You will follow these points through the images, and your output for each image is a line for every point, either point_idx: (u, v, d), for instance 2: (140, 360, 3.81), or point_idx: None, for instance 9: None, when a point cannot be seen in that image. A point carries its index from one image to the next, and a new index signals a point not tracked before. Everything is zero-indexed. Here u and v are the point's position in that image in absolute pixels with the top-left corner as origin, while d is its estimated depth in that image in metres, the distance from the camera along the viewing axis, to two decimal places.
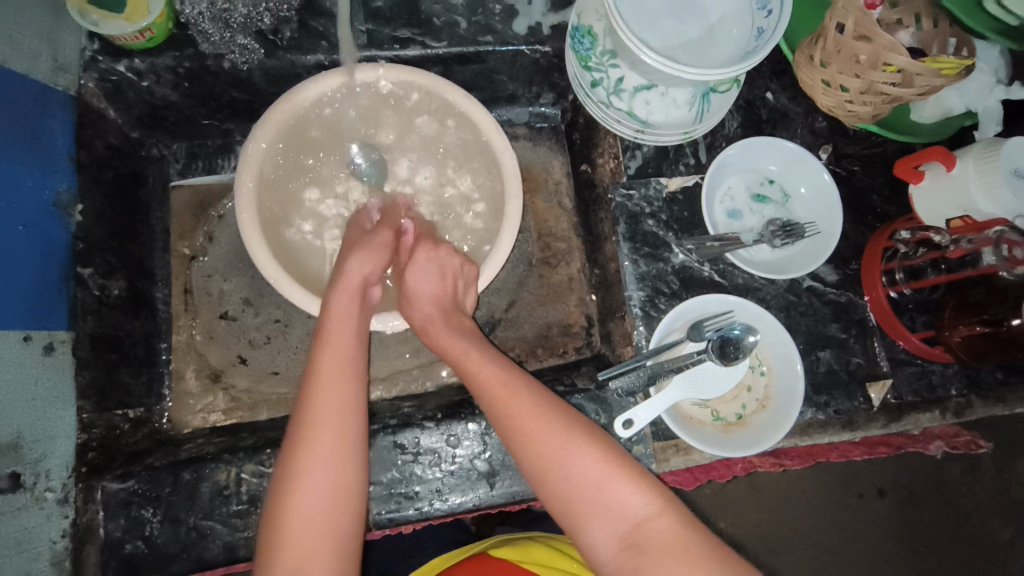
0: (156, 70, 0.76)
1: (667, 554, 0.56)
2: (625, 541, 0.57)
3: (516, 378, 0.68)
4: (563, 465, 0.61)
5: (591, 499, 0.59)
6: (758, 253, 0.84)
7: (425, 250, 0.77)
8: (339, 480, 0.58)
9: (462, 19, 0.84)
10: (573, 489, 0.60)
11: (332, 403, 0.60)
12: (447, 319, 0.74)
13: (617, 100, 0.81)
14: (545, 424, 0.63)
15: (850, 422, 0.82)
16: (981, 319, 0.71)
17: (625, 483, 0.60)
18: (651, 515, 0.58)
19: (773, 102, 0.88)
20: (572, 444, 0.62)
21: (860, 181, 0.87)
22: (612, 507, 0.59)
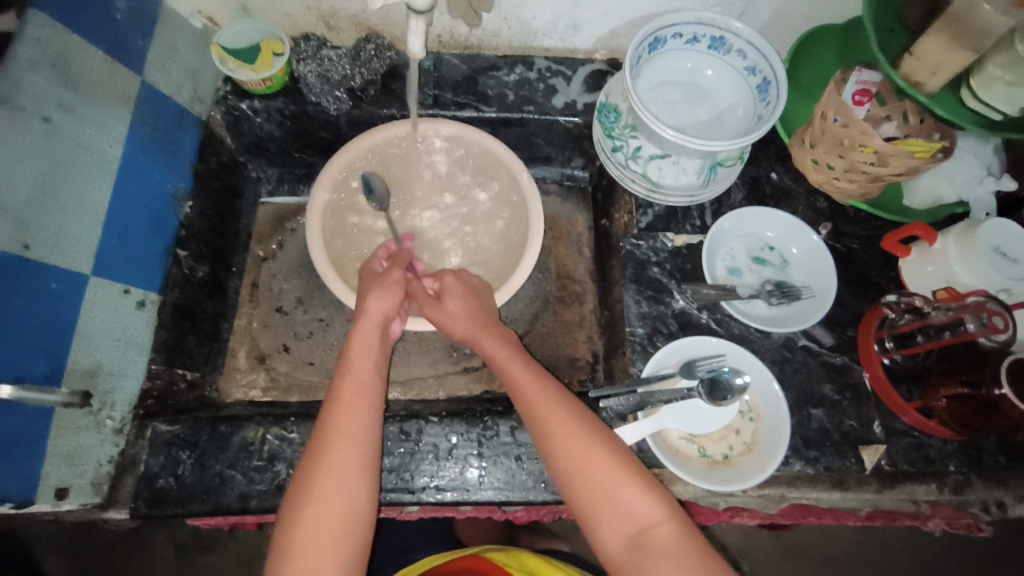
0: (268, 110, 0.98)
1: (665, 560, 0.61)
2: (626, 542, 0.64)
3: (547, 386, 0.74)
4: (582, 473, 0.67)
5: (600, 509, 0.65)
6: (754, 308, 0.91)
7: (455, 281, 0.85)
8: (347, 499, 0.65)
9: (511, 92, 1.03)
10: (587, 496, 0.66)
11: (353, 425, 0.70)
12: (492, 328, 0.82)
13: (633, 164, 0.95)
14: (565, 430, 0.69)
15: (841, 481, 0.83)
16: (962, 381, 0.79)
17: (630, 490, 0.65)
18: (652, 523, 0.64)
19: (778, 180, 0.98)
20: (586, 449, 0.68)
21: (859, 257, 0.94)
22: (616, 513, 0.65)
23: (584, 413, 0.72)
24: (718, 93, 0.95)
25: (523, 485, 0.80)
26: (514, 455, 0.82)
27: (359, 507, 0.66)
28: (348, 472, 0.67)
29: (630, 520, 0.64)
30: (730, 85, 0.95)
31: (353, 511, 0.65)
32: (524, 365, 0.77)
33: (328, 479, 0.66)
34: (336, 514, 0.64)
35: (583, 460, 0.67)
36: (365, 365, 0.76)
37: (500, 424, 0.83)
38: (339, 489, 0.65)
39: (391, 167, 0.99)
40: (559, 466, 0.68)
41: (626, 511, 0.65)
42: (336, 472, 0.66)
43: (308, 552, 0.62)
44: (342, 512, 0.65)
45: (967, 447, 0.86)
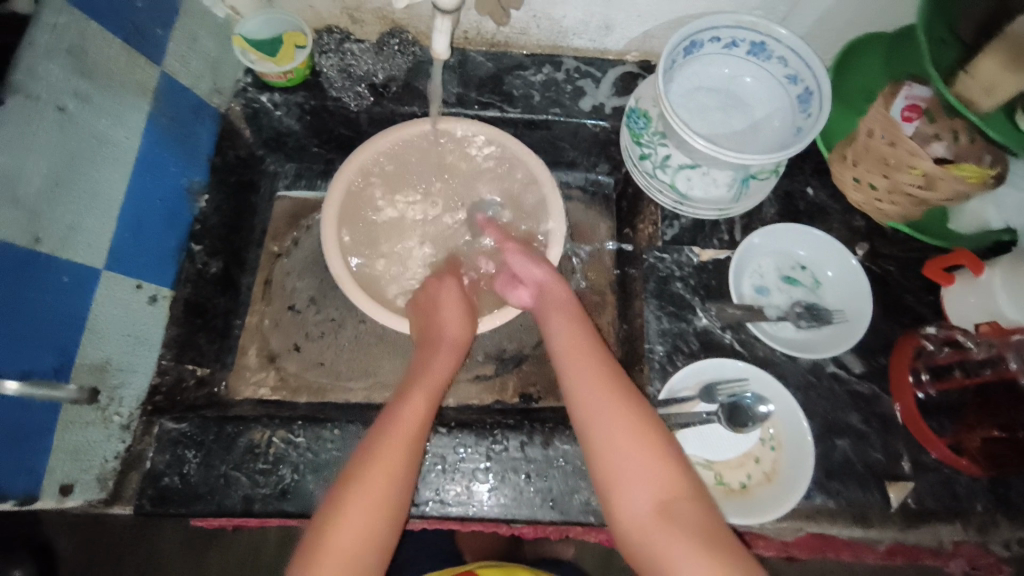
0: (288, 104, 0.96)
1: (694, 538, 0.59)
2: (653, 522, 0.61)
3: (595, 362, 0.74)
4: (618, 445, 0.66)
5: (633, 480, 0.64)
6: (781, 330, 0.87)
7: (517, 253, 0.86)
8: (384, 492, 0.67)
9: (536, 93, 1.00)
10: (619, 467, 0.65)
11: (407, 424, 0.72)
12: (552, 304, 0.82)
13: (661, 174, 0.91)
14: (606, 402, 0.69)
15: (864, 518, 0.78)
16: (998, 423, 0.76)
17: (661, 467, 0.64)
18: (682, 499, 0.62)
19: (812, 196, 0.94)
20: (623, 421, 0.67)
21: (896, 281, 0.89)
22: (641, 486, 0.63)
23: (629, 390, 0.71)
24: (755, 101, 0.91)
25: (529, 503, 0.78)
26: (522, 471, 0.80)
27: (402, 484, 0.69)
28: (390, 468, 0.69)
29: (656, 497, 0.63)
30: (768, 93, 0.90)
31: (397, 485, 0.68)
32: (586, 339, 0.77)
33: (384, 454, 0.69)
34: (378, 490, 0.67)
35: (621, 431, 0.66)
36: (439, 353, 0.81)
37: (509, 439, 0.81)
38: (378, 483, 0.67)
39: (411, 167, 0.97)
40: (596, 438, 0.68)
41: (652, 487, 0.63)
42: (394, 445, 0.70)
43: (350, 517, 0.65)
44: (392, 486, 0.68)
45: (998, 487, 0.81)
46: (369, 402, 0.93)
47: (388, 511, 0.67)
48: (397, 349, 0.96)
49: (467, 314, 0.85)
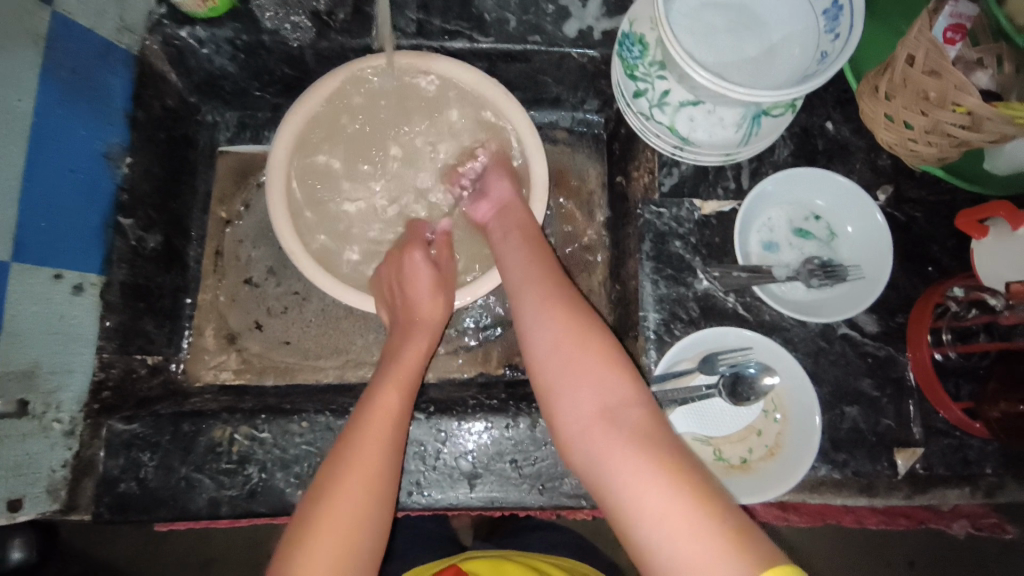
0: (216, 41, 0.80)
1: (635, 445, 0.53)
2: (593, 430, 0.55)
3: (544, 275, 0.67)
4: (561, 359, 0.59)
5: (577, 391, 0.58)
6: (791, 290, 0.78)
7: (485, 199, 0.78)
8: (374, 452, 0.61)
9: (512, 17, 0.84)
10: (563, 383, 0.59)
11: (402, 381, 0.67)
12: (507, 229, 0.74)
13: (660, 114, 0.78)
14: (549, 316, 0.62)
15: (870, 486, 0.75)
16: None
17: (606, 374, 0.58)
18: (625, 402, 0.56)
19: (833, 133, 0.82)
20: (567, 334, 0.60)
21: (921, 229, 0.81)
22: (584, 397, 0.57)
23: (577, 300, 0.64)
24: (772, 19, 0.76)
25: (517, 488, 0.73)
26: (509, 456, 0.74)
27: (391, 453, 0.62)
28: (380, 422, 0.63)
29: (603, 408, 0.56)
30: (789, 8, 0.76)
31: (389, 471, 0.61)
32: (535, 257, 0.70)
33: (371, 436, 0.61)
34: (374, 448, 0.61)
35: (563, 343, 0.60)
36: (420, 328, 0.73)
37: (493, 422, 0.75)
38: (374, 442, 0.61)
39: (369, 114, 0.83)
40: (541, 349, 0.61)
41: (598, 393, 0.57)
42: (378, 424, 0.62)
43: (338, 503, 0.56)
44: (377, 466, 0.60)
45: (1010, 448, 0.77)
46: (342, 381, 0.85)
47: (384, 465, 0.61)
48: (368, 322, 0.88)
49: (444, 289, 0.76)
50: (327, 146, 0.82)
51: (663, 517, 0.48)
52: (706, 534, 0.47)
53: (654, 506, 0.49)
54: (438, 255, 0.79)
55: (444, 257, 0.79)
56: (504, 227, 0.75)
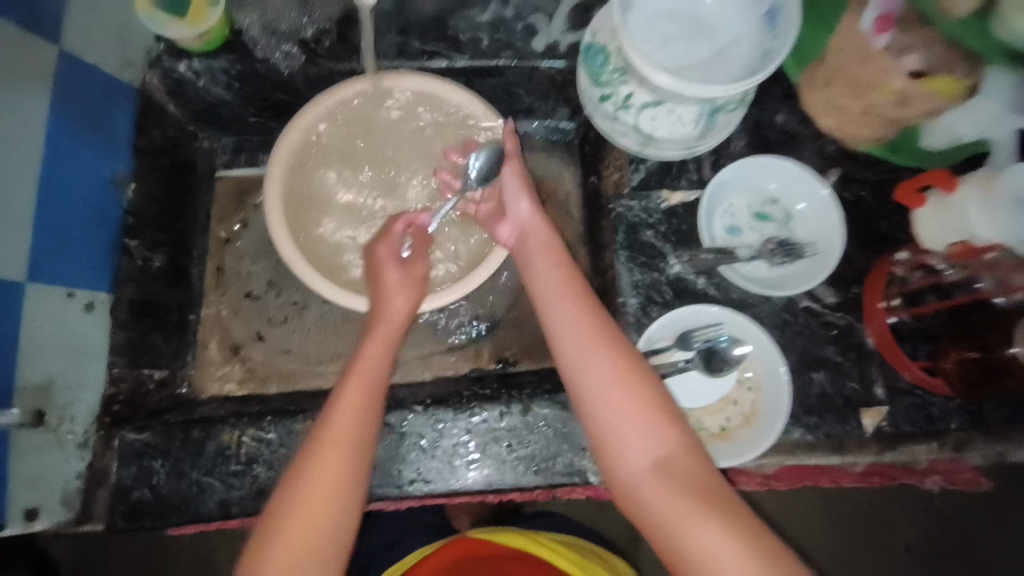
0: (211, 71, 0.86)
1: (689, 491, 0.60)
2: (648, 474, 0.62)
3: (583, 312, 0.71)
4: (613, 406, 0.65)
5: (629, 439, 0.63)
6: (755, 269, 0.85)
7: (517, 181, 0.79)
8: (331, 464, 0.64)
9: (484, 35, 0.91)
10: (618, 431, 0.64)
11: (363, 392, 0.69)
12: (536, 244, 0.77)
13: (625, 115, 0.85)
14: (595, 355, 0.67)
15: (841, 446, 0.79)
16: (973, 344, 0.74)
17: (654, 422, 0.64)
18: (673, 448, 0.63)
19: (783, 123, 0.89)
20: (612, 374, 0.66)
21: (868, 207, 0.87)
22: (637, 445, 0.63)
23: (618, 337, 0.69)
24: (719, 25, 0.84)
25: (513, 471, 0.77)
26: (504, 441, 0.78)
27: (354, 465, 0.65)
28: (335, 439, 0.65)
29: (653, 453, 0.63)
30: (733, 14, 0.84)
31: (351, 470, 0.65)
32: (567, 285, 0.73)
33: (331, 446, 0.65)
34: (333, 466, 0.64)
35: (615, 391, 0.65)
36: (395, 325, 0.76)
37: (488, 411, 0.79)
38: (333, 460, 0.64)
39: (355, 133, 0.89)
40: (592, 397, 0.66)
41: (651, 441, 0.63)
42: (334, 438, 0.65)
43: (297, 514, 0.62)
44: (336, 476, 0.64)
45: (970, 404, 0.81)
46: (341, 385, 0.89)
47: (342, 476, 0.64)
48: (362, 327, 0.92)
49: (413, 289, 0.78)
50: (320, 165, 0.88)
51: (714, 555, 0.57)
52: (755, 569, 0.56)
53: (705, 545, 0.58)
54: (412, 251, 0.81)
55: (419, 252, 0.81)
56: (523, 245, 0.78)
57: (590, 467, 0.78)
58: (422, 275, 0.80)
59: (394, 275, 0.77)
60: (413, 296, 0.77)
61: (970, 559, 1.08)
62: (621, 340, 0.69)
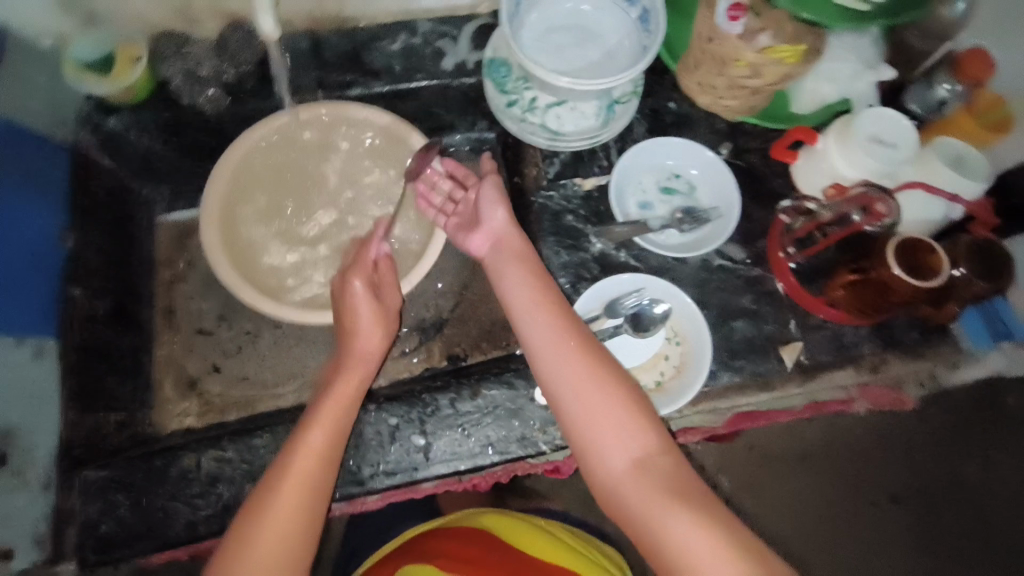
0: (141, 122, 0.92)
1: (667, 489, 0.63)
2: (629, 474, 0.64)
3: (563, 321, 0.73)
4: (592, 410, 0.67)
5: (609, 440, 0.66)
6: (669, 238, 0.93)
7: (494, 192, 0.82)
8: (296, 487, 0.68)
9: (397, 62, 1.00)
10: (599, 432, 0.66)
11: (330, 421, 0.73)
12: (514, 253, 0.79)
13: (531, 116, 0.96)
14: (570, 362, 0.70)
15: (767, 382, 0.87)
16: (854, 267, 0.84)
17: (632, 424, 0.67)
18: (650, 448, 0.66)
19: (676, 108, 1.00)
20: (587, 379, 0.69)
21: (759, 171, 0.97)
22: (617, 447, 0.66)
23: (595, 345, 0.72)
24: (604, 29, 0.95)
25: (471, 451, 0.82)
26: (458, 425, 0.83)
27: (316, 489, 0.69)
28: (300, 466, 0.69)
29: (631, 454, 0.65)
30: (614, 19, 0.94)
31: (312, 493, 0.68)
32: (544, 295, 0.76)
33: (293, 473, 0.68)
34: (295, 489, 0.68)
35: (594, 393, 0.68)
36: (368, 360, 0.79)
37: (440, 399, 0.83)
38: (295, 485, 0.68)
39: (290, 169, 0.95)
40: (572, 401, 0.69)
41: (630, 442, 0.66)
42: (292, 484, 0.68)
43: (260, 535, 0.65)
44: (297, 500, 0.67)
45: (881, 330, 0.88)
46: (299, 401, 0.93)
47: (304, 498, 0.68)
48: (315, 343, 0.96)
49: (388, 317, 0.81)
50: (257, 200, 0.94)
51: (690, 549, 0.59)
52: (731, 562, 0.58)
53: (683, 540, 0.60)
54: (380, 279, 0.82)
55: (387, 283, 0.82)
56: (496, 256, 0.80)
57: (540, 437, 0.83)
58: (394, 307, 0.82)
59: (367, 305, 0.79)
60: (390, 329, 0.80)
61: (945, 495, 1.13)
62: (599, 347, 0.72)
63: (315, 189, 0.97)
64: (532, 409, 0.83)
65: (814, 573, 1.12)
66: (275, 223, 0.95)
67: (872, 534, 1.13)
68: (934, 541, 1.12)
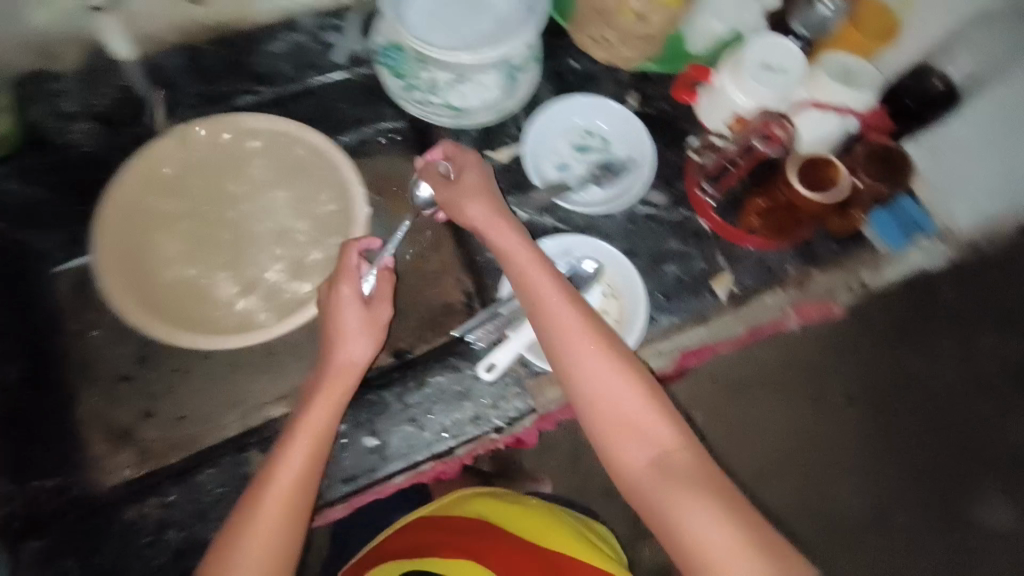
0: (17, 170, 0.89)
1: (691, 485, 0.58)
2: (649, 470, 0.60)
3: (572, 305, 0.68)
4: (608, 403, 0.63)
5: (628, 435, 0.62)
6: (591, 195, 0.92)
7: (477, 175, 0.76)
8: (280, 508, 0.65)
9: (284, 63, 0.97)
10: (617, 425, 0.62)
11: (305, 445, 0.68)
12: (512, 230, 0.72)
13: (433, 97, 0.92)
14: (584, 352, 0.65)
15: (703, 317, 0.89)
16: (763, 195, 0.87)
17: (651, 418, 0.62)
18: (671, 443, 0.61)
19: (580, 67, 0.98)
20: (602, 370, 0.64)
21: (670, 116, 0.95)
22: (635, 444, 0.61)
23: (609, 334, 0.67)
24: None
25: (426, 442, 0.83)
26: (412, 419, 0.84)
27: (297, 510, 0.65)
28: (281, 491, 0.66)
29: (650, 451, 0.61)
30: None
31: (294, 514, 0.65)
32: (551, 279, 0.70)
33: (270, 499, 0.65)
34: (274, 514, 0.64)
35: (609, 383, 0.63)
36: (348, 377, 0.73)
37: (389, 395, 0.84)
38: (276, 511, 0.64)
39: (204, 200, 0.91)
40: (585, 394, 0.64)
41: (648, 439, 0.61)
42: (273, 508, 0.64)
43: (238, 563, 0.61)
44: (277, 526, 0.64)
45: (802, 248, 0.91)
46: (245, 429, 0.88)
47: (285, 523, 0.64)
48: (253, 367, 0.91)
49: (376, 328, 0.75)
50: (169, 236, 0.88)
51: (715, 551, 0.55)
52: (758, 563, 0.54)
53: (708, 540, 0.55)
54: (375, 292, 0.77)
55: (383, 294, 0.77)
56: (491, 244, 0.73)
57: (492, 413, 0.85)
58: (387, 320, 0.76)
59: (348, 319, 0.74)
60: (371, 338, 0.75)
61: None
62: (613, 335, 0.67)
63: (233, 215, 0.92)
64: (480, 388, 0.85)
65: (790, 491, 1.16)
66: (183, 249, 0.89)
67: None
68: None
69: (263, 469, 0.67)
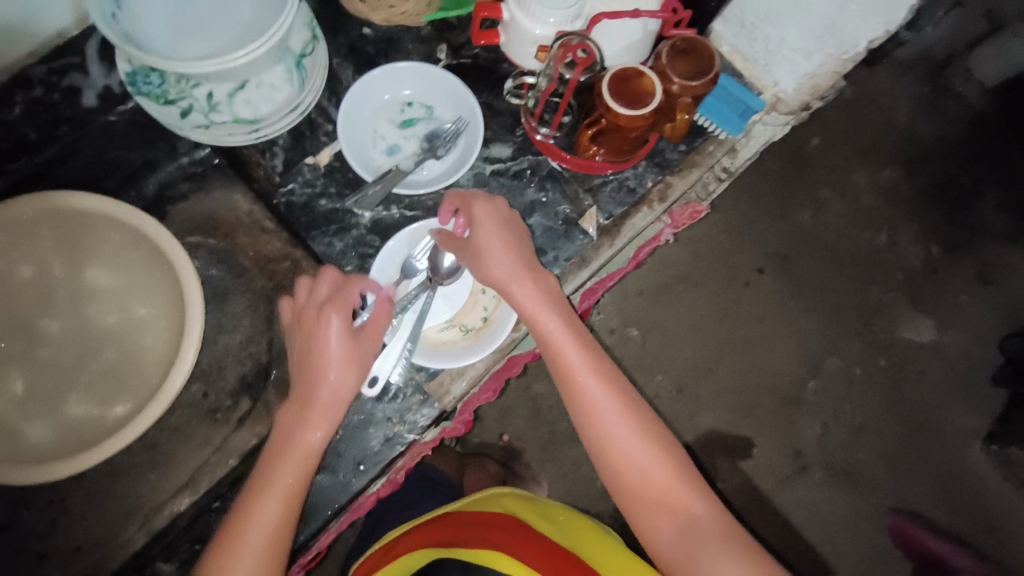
0: None
1: (722, 554, 0.59)
2: (675, 538, 0.62)
3: (602, 367, 0.68)
4: (636, 469, 0.64)
5: (656, 502, 0.63)
6: (431, 169, 0.86)
7: (489, 230, 0.71)
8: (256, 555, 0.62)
9: (29, 128, 0.81)
10: (645, 488, 0.64)
11: (285, 498, 0.65)
12: (534, 288, 0.70)
13: (218, 115, 0.80)
14: (611, 419, 0.65)
15: (584, 259, 0.86)
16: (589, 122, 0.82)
17: (677, 487, 0.64)
18: (700, 514, 0.62)
19: (373, 33, 0.89)
20: (627, 436, 0.65)
21: (485, 60, 0.90)
22: (662, 516, 0.63)
23: (637, 402, 0.67)
24: None
25: (342, 483, 0.79)
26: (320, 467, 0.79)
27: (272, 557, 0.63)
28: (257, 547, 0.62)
29: (676, 520, 0.62)
30: None
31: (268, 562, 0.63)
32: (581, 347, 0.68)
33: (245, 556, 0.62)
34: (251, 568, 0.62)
35: (636, 451, 0.64)
36: (325, 413, 0.67)
37: None
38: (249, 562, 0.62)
39: (19, 329, 0.80)
40: (614, 463, 0.65)
41: (675, 511, 0.63)
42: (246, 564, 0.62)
43: None
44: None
45: (655, 158, 0.89)
46: (154, 532, 0.81)
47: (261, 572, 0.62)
48: (138, 467, 0.82)
49: (356, 366, 0.69)
50: None
51: None
52: None
53: None
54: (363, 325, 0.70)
55: (371, 330, 0.70)
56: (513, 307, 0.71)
57: (404, 429, 0.81)
58: (369, 356, 0.70)
59: (325, 367, 0.67)
60: (352, 375, 0.68)
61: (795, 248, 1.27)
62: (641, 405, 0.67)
63: (62, 329, 0.82)
64: (382, 410, 0.81)
65: (725, 373, 1.24)
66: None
67: (756, 310, 1.25)
68: (805, 286, 1.26)
69: (230, 521, 0.64)
